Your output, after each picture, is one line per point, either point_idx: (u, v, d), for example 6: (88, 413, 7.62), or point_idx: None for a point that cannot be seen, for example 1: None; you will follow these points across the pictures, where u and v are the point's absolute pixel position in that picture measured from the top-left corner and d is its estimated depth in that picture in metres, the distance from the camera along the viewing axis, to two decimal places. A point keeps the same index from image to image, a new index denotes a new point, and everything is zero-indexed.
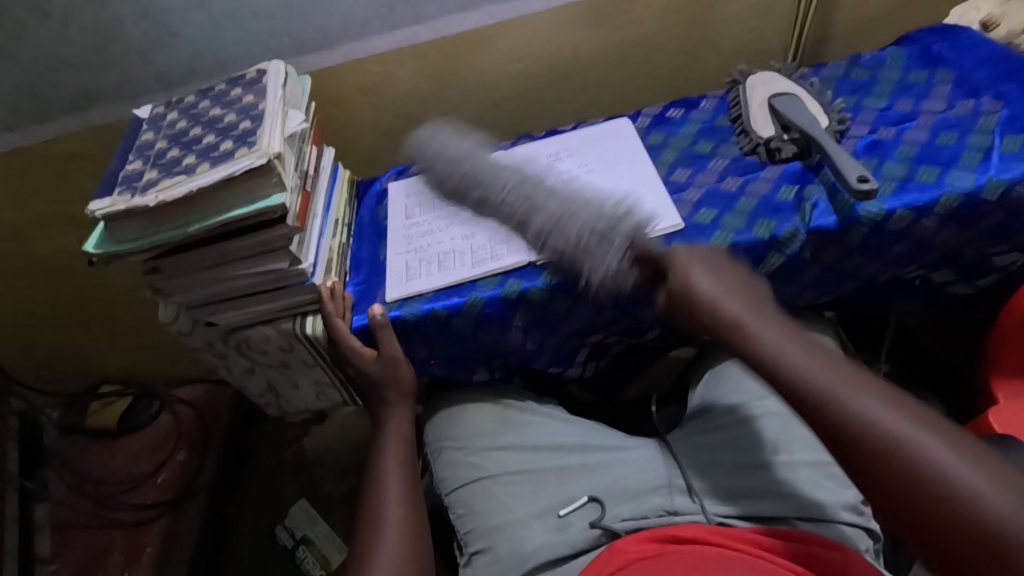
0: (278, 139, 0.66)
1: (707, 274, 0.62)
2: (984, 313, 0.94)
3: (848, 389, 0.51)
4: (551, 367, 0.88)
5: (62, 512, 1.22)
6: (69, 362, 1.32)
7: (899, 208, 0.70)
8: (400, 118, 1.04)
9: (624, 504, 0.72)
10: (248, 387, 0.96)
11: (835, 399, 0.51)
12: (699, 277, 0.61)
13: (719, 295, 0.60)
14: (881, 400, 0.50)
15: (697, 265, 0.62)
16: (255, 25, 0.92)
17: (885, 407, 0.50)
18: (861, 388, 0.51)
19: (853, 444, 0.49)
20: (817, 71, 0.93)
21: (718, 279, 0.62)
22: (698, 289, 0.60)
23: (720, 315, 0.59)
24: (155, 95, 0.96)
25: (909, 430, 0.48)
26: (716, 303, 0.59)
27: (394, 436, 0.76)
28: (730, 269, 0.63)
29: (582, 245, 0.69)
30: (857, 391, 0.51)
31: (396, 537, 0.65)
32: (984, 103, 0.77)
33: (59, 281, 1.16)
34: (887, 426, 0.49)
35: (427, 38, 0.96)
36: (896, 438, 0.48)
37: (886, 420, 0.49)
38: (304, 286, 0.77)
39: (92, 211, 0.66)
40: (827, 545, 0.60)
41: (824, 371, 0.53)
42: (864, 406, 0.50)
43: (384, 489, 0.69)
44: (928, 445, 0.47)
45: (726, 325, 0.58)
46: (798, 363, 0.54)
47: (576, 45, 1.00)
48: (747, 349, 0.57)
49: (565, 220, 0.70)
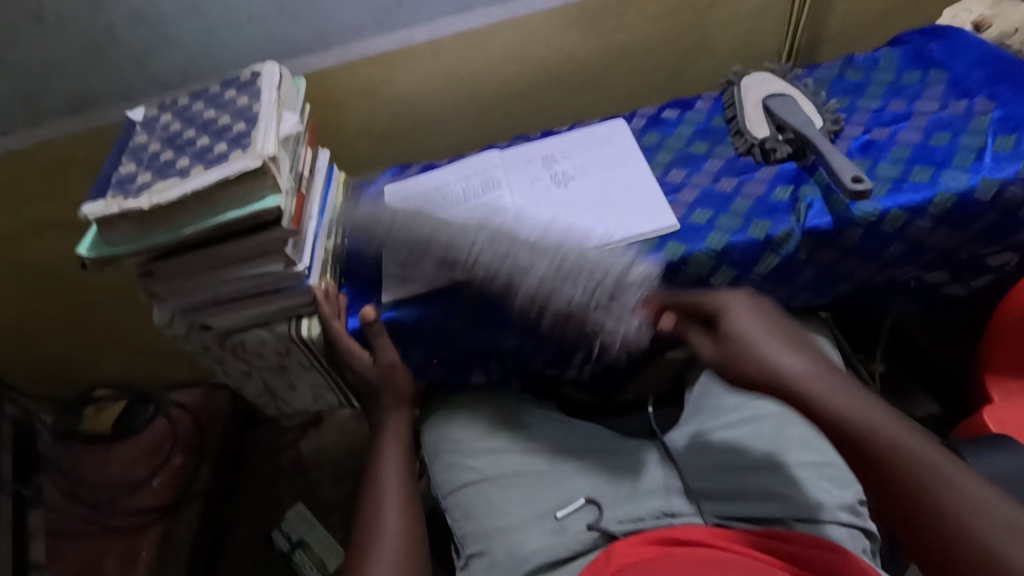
0: (272, 142, 0.66)
1: (764, 326, 0.61)
2: (979, 313, 0.94)
3: (911, 455, 0.52)
4: (548, 370, 0.88)
5: (56, 518, 1.21)
6: (63, 367, 1.31)
7: (893, 209, 0.71)
8: (396, 120, 1.04)
9: (621, 506, 0.72)
10: (244, 391, 0.96)
11: (898, 460, 0.52)
12: (752, 326, 0.61)
13: (779, 352, 0.59)
14: (949, 472, 0.50)
15: (754, 317, 0.62)
16: (250, 28, 0.91)
17: (954, 480, 0.50)
18: (929, 457, 0.51)
19: (932, 515, 0.49)
20: (811, 72, 0.94)
21: (775, 333, 0.61)
22: (754, 343, 0.59)
23: (779, 373, 0.58)
24: (149, 98, 0.96)
25: (980, 509, 0.48)
26: (778, 358, 0.58)
27: (394, 440, 0.75)
28: (784, 324, 0.63)
29: (586, 306, 0.64)
30: (921, 458, 0.51)
31: (394, 542, 0.64)
32: (977, 103, 0.77)
33: (53, 285, 1.15)
34: (958, 505, 0.49)
35: (423, 41, 0.96)
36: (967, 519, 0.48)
37: (952, 490, 0.49)
38: (300, 289, 0.77)
39: (85, 214, 0.65)
40: (821, 546, 0.59)
41: (890, 436, 0.53)
42: (927, 474, 0.50)
43: (383, 494, 0.69)
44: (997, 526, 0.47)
45: (783, 380, 0.58)
46: (861, 420, 0.54)
47: (571, 47, 1.00)
48: (816, 406, 0.56)
49: (572, 272, 0.66)
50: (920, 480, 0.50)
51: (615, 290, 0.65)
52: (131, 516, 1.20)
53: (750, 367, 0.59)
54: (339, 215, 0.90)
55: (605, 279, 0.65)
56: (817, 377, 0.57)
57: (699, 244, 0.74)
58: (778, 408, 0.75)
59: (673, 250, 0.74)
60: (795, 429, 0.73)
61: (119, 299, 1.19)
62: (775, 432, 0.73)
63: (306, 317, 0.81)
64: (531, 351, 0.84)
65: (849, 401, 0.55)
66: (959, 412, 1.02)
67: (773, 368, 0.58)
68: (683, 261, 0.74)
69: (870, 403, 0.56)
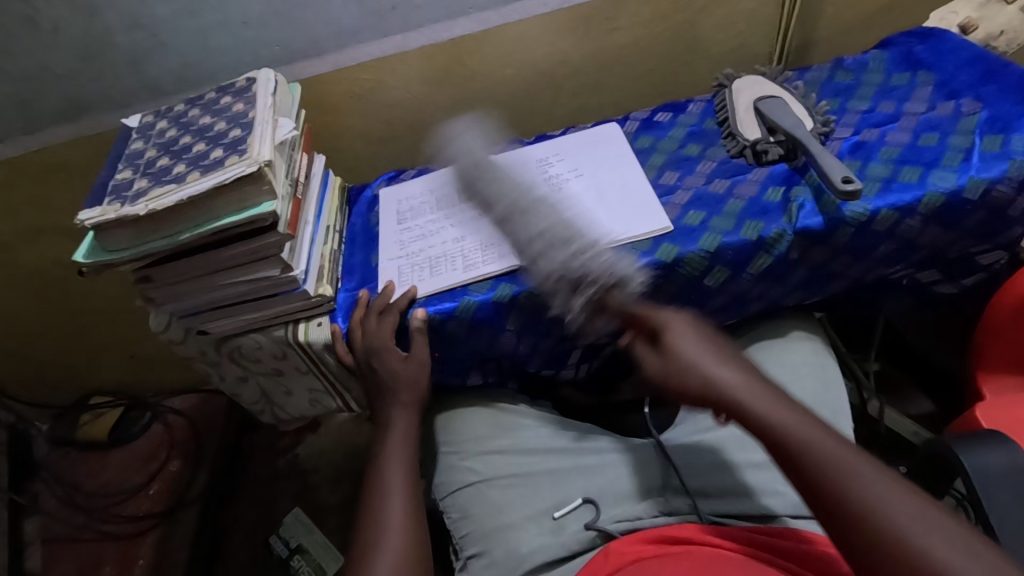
0: (267, 147, 0.67)
1: (702, 347, 0.59)
2: (971, 310, 0.95)
3: (854, 482, 0.48)
4: (544, 370, 0.89)
5: (55, 526, 1.21)
6: (59, 374, 1.31)
7: (883, 208, 0.72)
8: (391, 124, 1.04)
9: (619, 506, 0.73)
10: (241, 395, 0.96)
11: (836, 488, 0.49)
12: (688, 344, 0.60)
13: (713, 370, 0.57)
14: (891, 492, 0.47)
15: (691, 337, 0.60)
16: (246, 35, 0.92)
17: (895, 502, 0.47)
18: (867, 478, 0.48)
19: (864, 544, 0.46)
20: (801, 74, 0.95)
21: (712, 352, 0.59)
22: (696, 366, 0.58)
23: (717, 392, 0.57)
24: (144, 105, 0.96)
25: (921, 531, 0.45)
26: (712, 379, 0.57)
27: (398, 439, 0.74)
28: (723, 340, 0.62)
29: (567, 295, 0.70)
30: (864, 481, 0.48)
31: (397, 546, 0.63)
32: (964, 104, 0.78)
33: (48, 292, 1.15)
34: (902, 532, 0.45)
35: (417, 45, 0.96)
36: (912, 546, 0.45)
37: (890, 512, 0.46)
38: (296, 293, 0.77)
39: (81, 221, 0.66)
40: (817, 541, 0.61)
41: (829, 456, 0.50)
42: (867, 499, 0.47)
43: (384, 497, 0.68)
44: (940, 549, 0.44)
45: (720, 396, 0.56)
46: (797, 438, 0.52)
47: (565, 50, 1.01)
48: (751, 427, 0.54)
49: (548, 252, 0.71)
50: (864, 509, 0.47)
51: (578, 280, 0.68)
52: (128, 522, 1.21)
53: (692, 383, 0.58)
54: (335, 220, 0.90)
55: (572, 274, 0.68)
56: (754, 394, 0.56)
57: (692, 245, 0.75)
58: None
59: (667, 251, 0.75)
60: None
61: (115, 305, 1.19)
62: None
63: (303, 321, 0.81)
64: (527, 352, 0.84)
65: (789, 419, 0.53)
66: (953, 408, 1.03)
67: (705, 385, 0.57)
68: (676, 262, 0.75)
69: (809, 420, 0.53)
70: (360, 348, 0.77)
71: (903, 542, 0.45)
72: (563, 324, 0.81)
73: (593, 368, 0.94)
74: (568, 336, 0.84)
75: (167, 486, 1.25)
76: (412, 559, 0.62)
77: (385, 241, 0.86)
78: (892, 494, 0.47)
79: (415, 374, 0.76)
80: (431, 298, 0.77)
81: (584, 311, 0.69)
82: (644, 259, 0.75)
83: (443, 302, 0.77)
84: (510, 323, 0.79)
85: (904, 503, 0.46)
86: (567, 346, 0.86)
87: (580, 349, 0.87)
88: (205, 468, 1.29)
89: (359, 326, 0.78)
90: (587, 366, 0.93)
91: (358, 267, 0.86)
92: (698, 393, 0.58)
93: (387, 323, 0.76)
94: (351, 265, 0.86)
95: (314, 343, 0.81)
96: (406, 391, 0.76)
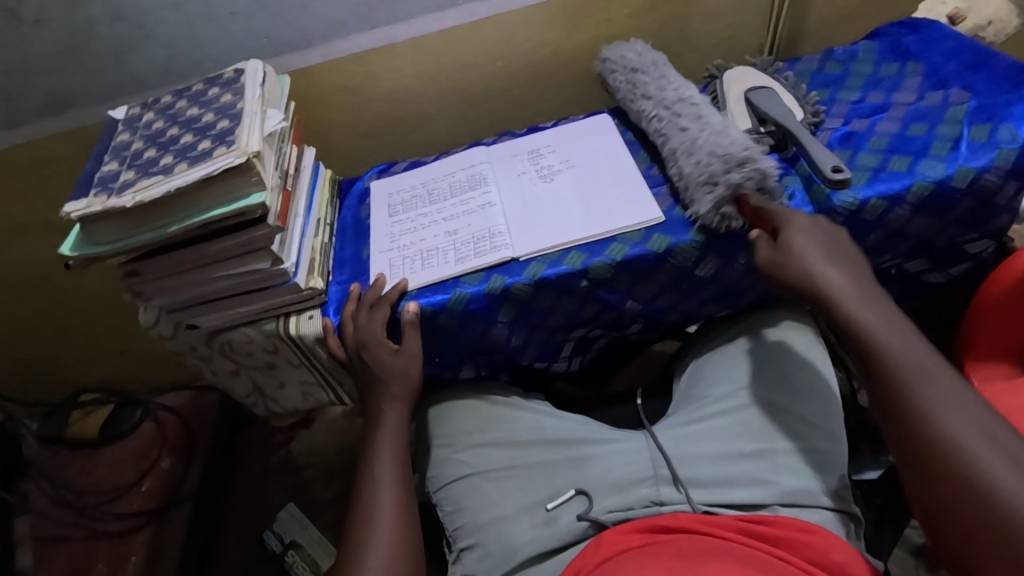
0: (256, 138, 0.66)
1: (813, 248, 0.67)
2: (958, 300, 0.96)
3: (927, 391, 0.55)
4: (537, 363, 0.90)
5: (44, 524, 1.20)
6: (48, 371, 1.30)
7: (872, 198, 0.72)
8: (381, 117, 1.04)
9: (612, 496, 0.72)
10: (233, 390, 0.95)
11: (903, 392, 0.56)
12: (808, 246, 0.67)
13: (820, 271, 0.65)
14: (965, 408, 0.53)
15: (812, 240, 0.67)
16: (233, 26, 0.91)
17: (965, 418, 0.53)
18: (940, 390, 0.55)
19: (916, 425, 0.54)
20: (791, 65, 0.95)
21: (822, 253, 0.66)
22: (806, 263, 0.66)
23: (821, 290, 0.64)
24: (130, 98, 0.95)
25: (989, 450, 0.51)
26: (818, 278, 0.65)
27: (389, 433, 0.73)
28: (846, 249, 0.68)
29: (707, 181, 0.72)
30: (935, 388, 0.55)
31: (386, 544, 0.63)
32: (952, 94, 0.79)
33: (35, 289, 1.14)
34: (961, 439, 0.52)
35: (408, 37, 0.96)
36: (965, 450, 0.51)
37: (956, 426, 0.52)
38: (287, 286, 0.77)
39: (66, 213, 0.65)
40: (802, 528, 0.61)
41: (914, 361, 0.57)
42: (935, 406, 0.54)
43: (375, 492, 0.68)
44: (992, 456, 0.50)
45: (822, 296, 0.64)
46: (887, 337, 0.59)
47: (555, 42, 1.01)
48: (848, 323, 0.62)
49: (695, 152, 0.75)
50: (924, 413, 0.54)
51: (741, 161, 0.70)
52: (119, 519, 1.20)
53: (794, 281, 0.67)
54: (326, 213, 0.90)
55: (734, 157, 0.71)
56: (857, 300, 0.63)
57: (683, 236, 0.75)
58: (765, 396, 0.75)
59: (658, 241, 0.75)
60: (784, 415, 0.73)
61: (103, 301, 1.18)
62: (764, 419, 0.73)
63: (294, 314, 0.80)
64: (519, 345, 0.85)
65: (887, 331, 0.60)
66: None
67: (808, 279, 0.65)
68: (668, 253, 0.75)
69: (909, 336, 0.60)
70: (349, 339, 0.77)
71: (959, 447, 0.51)
72: (555, 316, 0.81)
73: (586, 359, 0.95)
74: (560, 328, 0.84)
75: (159, 484, 1.24)
76: (400, 557, 0.62)
77: (377, 233, 0.86)
78: (965, 414, 0.53)
79: (405, 366, 0.76)
80: (422, 290, 0.77)
81: (716, 203, 0.71)
82: (634, 251, 0.75)
83: (434, 294, 0.76)
84: (502, 315, 0.79)
85: (972, 421, 0.52)
86: (559, 338, 0.86)
87: (571, 343, 0.89)
88: (198, 464, 1.28)
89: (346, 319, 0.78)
90: (579, 358, 0.94)
91: (348, 260, 0.86)
92: (801, 286, 0.66)
93: (377, 313, 0.76)
94: (342, 257, 0.86)
95: (304, 336, 0.80)
96: (398, 379, 0.75)
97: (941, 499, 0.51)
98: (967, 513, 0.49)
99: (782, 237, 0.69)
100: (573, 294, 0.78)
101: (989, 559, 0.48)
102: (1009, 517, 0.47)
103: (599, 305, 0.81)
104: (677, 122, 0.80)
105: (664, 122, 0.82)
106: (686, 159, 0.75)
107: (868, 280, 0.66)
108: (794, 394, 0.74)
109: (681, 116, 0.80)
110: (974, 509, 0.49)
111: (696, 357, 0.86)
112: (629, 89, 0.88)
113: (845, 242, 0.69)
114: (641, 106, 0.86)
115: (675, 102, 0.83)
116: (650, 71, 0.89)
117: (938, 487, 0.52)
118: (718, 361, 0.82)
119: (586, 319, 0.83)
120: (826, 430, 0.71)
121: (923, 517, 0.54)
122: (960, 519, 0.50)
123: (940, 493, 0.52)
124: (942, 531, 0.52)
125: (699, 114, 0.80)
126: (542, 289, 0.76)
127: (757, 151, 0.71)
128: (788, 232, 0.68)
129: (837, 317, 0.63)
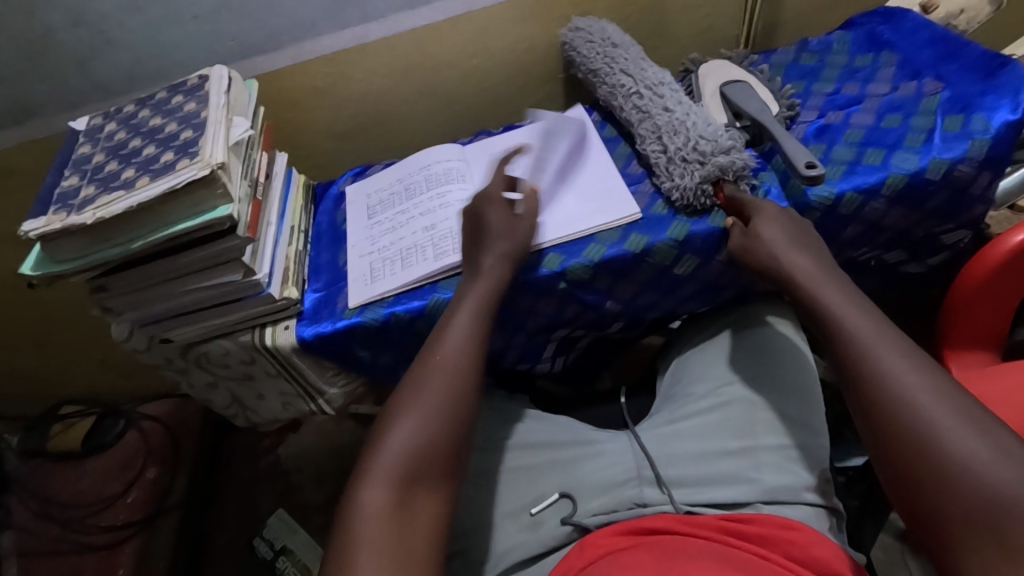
0: (220, 149, 0.64)
1: (778, 228, 0.67)
2: (936, 289, 0.96)
3: (887, 362, 0.54)
4: (520, 363, 0.90)
5: (27, 540, 1.19)
6: (25, 384, 1.27)
7: (848, 191, 0.72)
8: (356, 118, 1.02)
9: (596, 498, 0.71)
10: (212, 401, 0.92)
11: (864, 363, 0.55)
12: (775, 230, 0.67)
13: (782, 251, 0.66)
14: (922, 379, 0.53)
15: (780, 222, 0.68)
16: (197, 30, 0.88)
17: (926, 387, 0.52)
18: (902, 362, 0.54)
19: (873, 397, 0.54)
20: (768, 58, 0.96)
21: (787, 232, 0.67)
22: (772, 245, 0.66)
23: (782, 271, 0.65)
24: (95, 106, 0.93)
25: (946, 418, 0.50)
26: (778, 257, 0.65)
27: (468, 310, 0.66)
28: (812, 233, 0.69)
29: (690, 161, 0.75)
30: (895, 360, 0.54)
31: (435, 411, 0.58)
32: (926, 84, 0.79)
33: (4, 302, 1.11)
34: (922, 407, 0.51)
35: (379, 36, 0.94)
36: (926, 417, 0.50)
37: (912, 394, 0.52)
38: (261, 297, 0.75)
39: (25, 232, 0.63)
40: (785, 526, 0.61)
41: (866, 332, 0.57)
42: (895, 373, 0.54)
43: (439, 359, 0.62)
44: (955, 423, 0.49)
45: (785, 277, 0.65)
46: (843, 312, 0.59)
47: (531, 37, 1.00)
48: (807, 302, 0.62)
49: (677, 133, 0.78)
50: (882, 383, 0.54)
51: (725, 149, 0.75)
52: (105, 531, 1.19)
53: (760, 262, 0.67)
54: (300, 219, 0.89)
55: (721, 144, 0.75)
56: (819, 281, 0.63)
57: (661, 234, 0.74)
58: (744, 393, 0.74)
59: (635, 241, 0.75)
60: (762, 413, 0.73)
61: (76, 313, 1.15)
62: (743, 416, 0.73)
63: (270, 325, 0.79)
64: (500, 347, 0.85)
65: (842, 306, 0.60)
66: None
67: (770, 258, 0.66)
68: (646, 252, 0.74)
69: (870, 310, 0.59)
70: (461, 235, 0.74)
71: (921, 416, 0.51)
72: (535, 317, 0.81)
73: (569, 357, 0.96)
74: (541, 329, 0.84)
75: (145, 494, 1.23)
76: (436, 431, 0.57)
77: (354, 237, 0.85)
78: (919, 383, 0.52)
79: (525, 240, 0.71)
80: (399, 297, 0.76)
81: (702, 180, 0.73)
82: (612, 251, 0.74)
83: (411, 301, 0.75)
84: None
85: (934, 387, 0.52)
86: (541, 338, 0.86)
87: (553, 343, 0.89)
88: (184, 471, 1.28)
89: (410, 280, 0.76)
90: (562, 357, 0.94)
91: (325, 267, 0.85)
92: (765, 267, 0.67)
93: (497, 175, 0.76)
94: (318, 264, 0.85)
95: (281, 347, 0.78)
96: (496, 252, 0.69)
97: (903, 465, 0.50)
98: (928, 478, 0.49)
99: (753, 223, 0.69)
100: (552, 295, 0.77)
101: (954, 528, 0.46)
102: (971, 481, 0.46)
103: (578, 305, 0.80)
104: (656, 101, 0.83)
105: (644, 100, 0.83)
106: (667, 136, 0.78)
107: (829, 260, 0.66)
108: (775, 391, 0.74)
109: (660, 96, 0.83)
110: (930, 476, 0.48)
111: (678, 357, 0.86)
112: (604, 63, 0.89)
113: (809, 231, 0.69)
114: (626, 79, 0.86)
115: (654, 81, 0.85)
116: (625, 48, 0.91)
117: (900, 457, 0.51)
118: (696, 363, 0.82)
119: (566, 320, 0.83)
120: (806, 426, 0.71)
121: (885, 488, 0.53)
122: (920, 485, 0.49)
123: (902, 463, 0.50)
124: (904, 501, 0.50)
125: (678, 97, 0.83)
126: (521, 292, 0.76)
127: (739, 144, 0.76)
128: (756, 217, 0.69)
129: (797, 297, 0.64)
